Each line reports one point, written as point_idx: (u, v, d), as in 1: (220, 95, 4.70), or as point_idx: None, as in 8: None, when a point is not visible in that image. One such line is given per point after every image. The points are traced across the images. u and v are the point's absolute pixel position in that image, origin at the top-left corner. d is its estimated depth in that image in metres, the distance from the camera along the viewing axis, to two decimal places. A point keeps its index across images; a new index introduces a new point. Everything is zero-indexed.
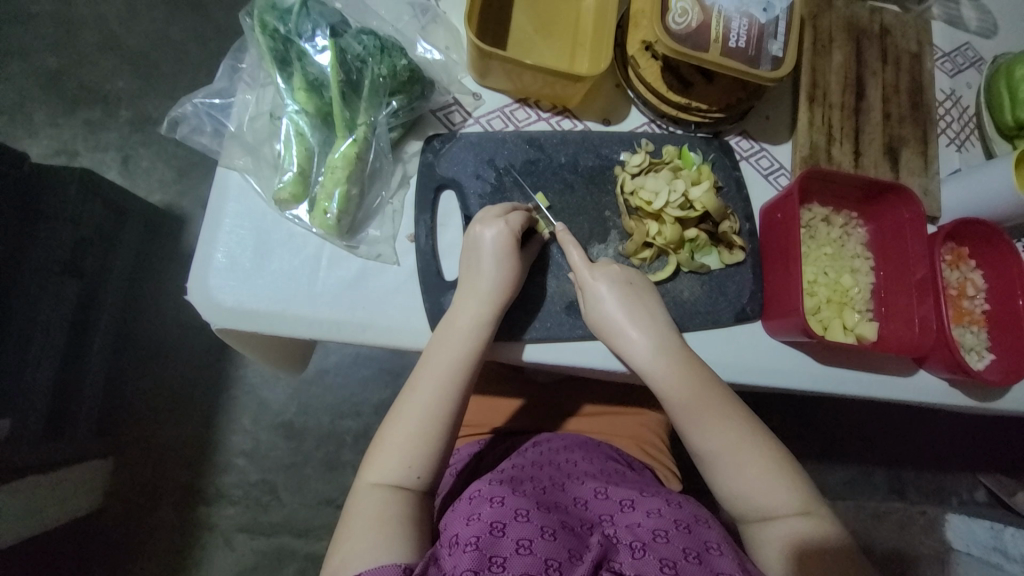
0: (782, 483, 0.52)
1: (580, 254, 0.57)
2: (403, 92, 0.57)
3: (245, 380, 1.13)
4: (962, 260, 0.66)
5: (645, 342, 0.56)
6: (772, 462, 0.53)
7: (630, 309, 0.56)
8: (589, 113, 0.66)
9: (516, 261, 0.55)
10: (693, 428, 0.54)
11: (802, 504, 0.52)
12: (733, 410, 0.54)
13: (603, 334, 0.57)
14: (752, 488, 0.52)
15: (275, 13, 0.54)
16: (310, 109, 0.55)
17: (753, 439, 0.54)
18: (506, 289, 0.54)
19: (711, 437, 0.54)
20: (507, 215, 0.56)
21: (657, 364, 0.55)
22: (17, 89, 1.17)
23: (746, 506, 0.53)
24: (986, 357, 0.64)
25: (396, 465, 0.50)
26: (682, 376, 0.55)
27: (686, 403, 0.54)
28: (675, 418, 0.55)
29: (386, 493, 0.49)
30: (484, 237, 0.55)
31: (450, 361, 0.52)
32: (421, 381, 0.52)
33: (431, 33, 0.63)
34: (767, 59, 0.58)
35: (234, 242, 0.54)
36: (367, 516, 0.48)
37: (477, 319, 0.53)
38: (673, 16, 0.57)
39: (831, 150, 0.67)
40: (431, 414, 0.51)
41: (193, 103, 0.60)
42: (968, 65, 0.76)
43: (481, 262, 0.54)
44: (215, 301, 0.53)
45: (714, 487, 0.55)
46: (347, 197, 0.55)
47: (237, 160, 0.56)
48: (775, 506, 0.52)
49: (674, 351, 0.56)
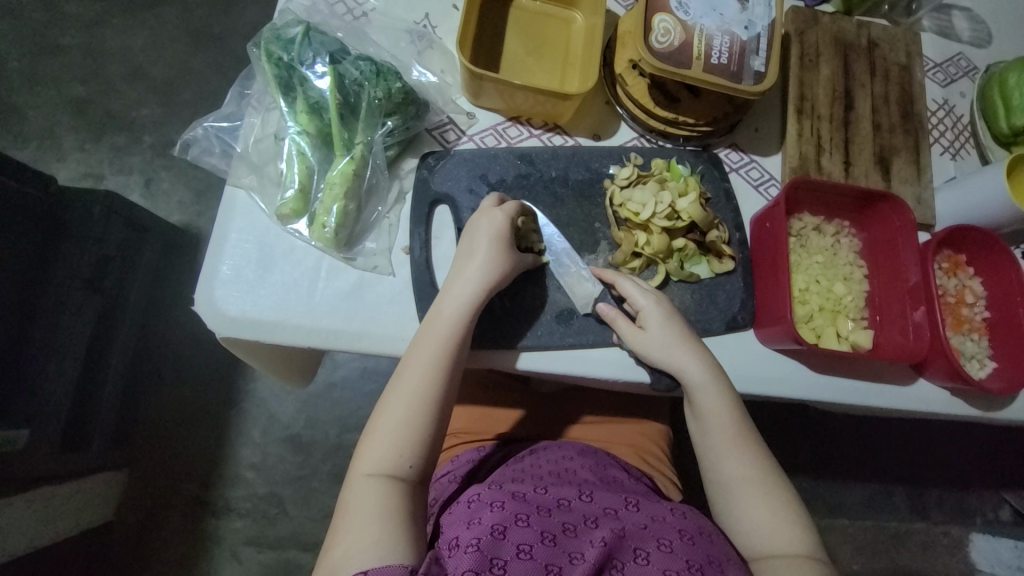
0: (795, 523, 0.54)
1: (633, 282, 0.59)
2: (398, 112, 0.60)
3: (255, 393, 1.16)
4: (959, 268, 0.66)
5: (693, 364, 0.56)
6: (787, 500, 0.55)
7: (674, 336, 0.57)
8: (580, 129, 0.68)
9: (509, 250, 0.57)
10: (723, 453, 0.56)
11: (810, 549, 0.53)
12: (762, 446, 0.57)
13: (646, 355, 0.57)
14: (767, 524, 0.54)
15: (279, 43, 0.58)
16: (311, 130, 0.59)
17: (775, 477, 0.56)
18: (498, 269, 0.56)
19: (740, 467, 0.55)
20: (512, 205, 0.58)
21: (705, 386, 0.56)
22: (47, 117, 1.25)
23: (755, 536, 0.54)
24: (988, 366, 0.63)
25: (390, 454, 0.51)
26: (726, 404, 0.56)
27: (726, 428, 0.56)
28: (707, 441, 0.56)
29: (383, 483, 0.50)
30: (492, 222, 0.57)
31: (437, 348, 0.53)
32: (407, 369, 0.53)
33: (426, 58, 0.66)
34: (749, 74, 0.60)
35: (241, 256, 0.57)
36: (363, 506, 0.49)
37: (462, 298, 0.54)
38: (656, 36, 0.59)
39: (821, 160, 0.69)
40: (416, 402, 0.52)
41: (204, 127, 0.64)
42: (961, 75, 0.77)
43: (480, 241, 0.56)
44: (220, 311, 0.55)
45: (727, 514, 0.56)
46: (345, 211, 0.57)
47: (244, 179, 0.59)
48: (783, 543, 0.53)
49: (719, 376, 0.57)
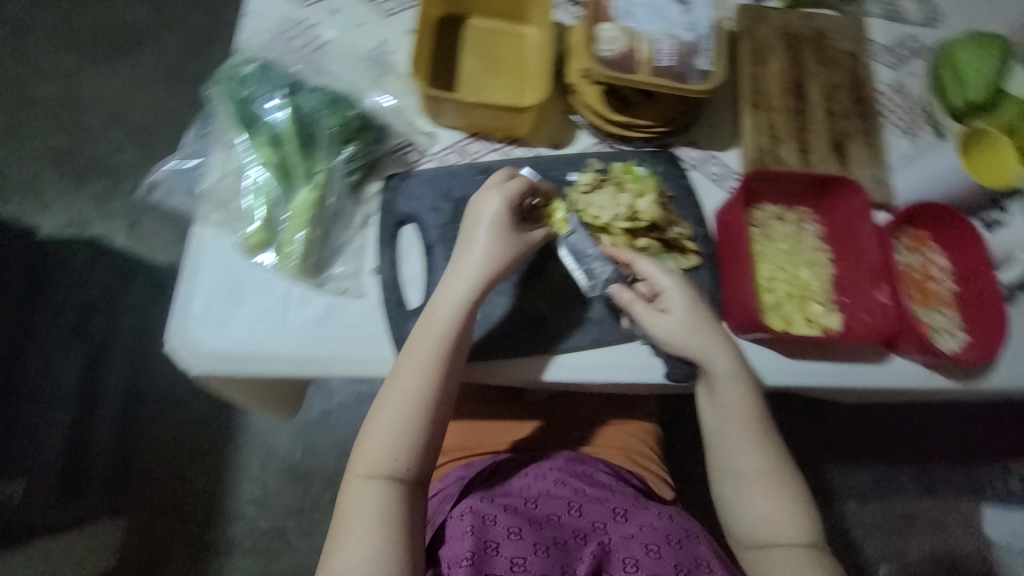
0: (799, 516, 0.57)
1: (652, 261, 0.59)
2: (357, 138, 0.62)
3: (250, 426, 1.16)
4: (922, 244, 0.67)
5: (715, 356, 0.58)
6: (793, 495, 0.58)
7: (694, 324, 0.58)
8: (540, 140, 0.69)
9: (513, 236, 0.57)
10: (737, 447, 0.59)
11: (811, 540, 0.57)
12: (778, 446, 0.59)
13: (665, 341, 0.58)
14: (774, 517, 0.57)
15: (235, 82, 0.61)
16: (272, 162, 0.60)
17: (783, 473, 0.59)
18: (500, 259, 0.56)
19: (752, 460, 0.58)
20: (518, 184, 0.58)
21: (726, 379, 0.58)
22: (29, 169, 1.27)
23: (760, 527, 0.57)
24: (960, 337, 0.64)
25: (385, 458, 0.52)
26: (743, 398, 0.58)
27: (743, 419, 0.58)
28: (725, 433, 0.59)
29: (379, 485, 0.51)
30: (491, 205, 0.57)
31: (433, 346, 0.53)
32: (401, 371, 0.53)
33: (385, 83, 0.68)
34: (695, 74, 0.62)
35: (212, 291, 0.58)
36: (361, 507, 0.51)
37: (459, 291, 0.55)
38: (602, 44, 0.61)
39: (778, 151, 0.70)
40: (408, 405, 0.52)
41: (165, 169, 0.65)
42: (911, 56, 0.79)
43: (479, 232, 0.56)
44: (194, 348, 0.56)
45: (736, 506, 0.59)
46: (311, 238, 0.59)
47: (210, 216, 0.59)
48: (787, 533, 0.56)
49: (741, 370, 0.58)
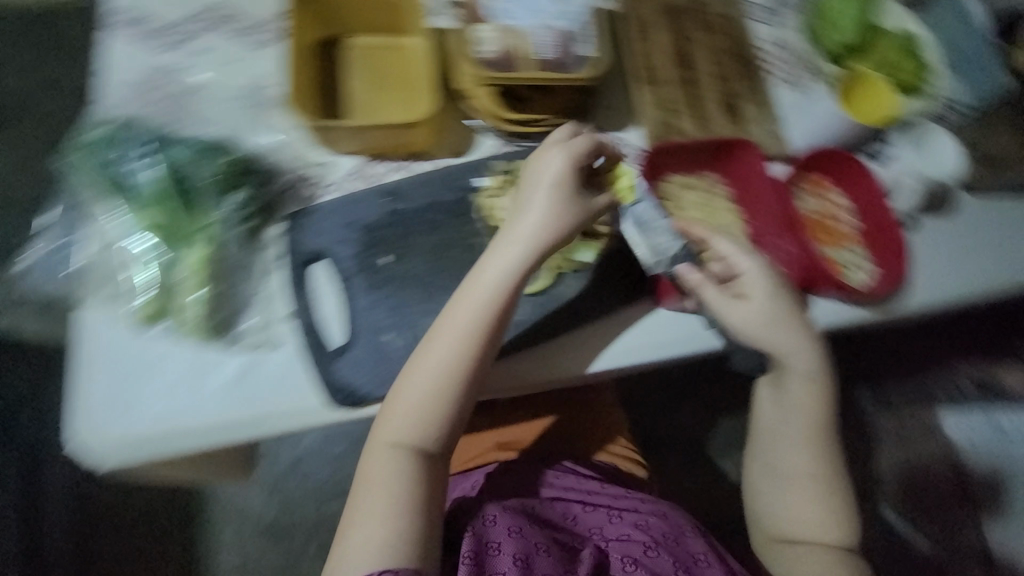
0: (837, 524, 0.61)
1: (732, 243, 0.60)
2: (240, 185, 0.59)
3: (217, 494, 1.09)
4: (821, 187, 0.70)
5: (795, 357, 0.60)
6: (836, 504, 0.62)
7: (768, 319, 0.59)
8: (444, 149, 0.67)
9: (575, 198, 0.56)
10: (793, 448, 0.62)
11: (845, 544, 0.61)
12: (835, 457, 0.63)
13: (733, 323, 0.59)
14: (812, 521, 0.61)
15: (95, 151, 0.59)
16: (152, 225, 0.57)
17: (832, 484, 0.62)
18: (556, 219, 0.55)
19: (807, 464, 0.62)
20: (583, 143, 0.57)
21: (801, 381, 0.61)
22: None
23: (794, 524, 0.62)
24: (870, 271, 0.67)
25: (415, 428, 0.53)
26: (808, 398, 0.61)
27: (805, 420, 0.62)
28: (787, 432, 0.62)
29: (404, 454, 0.52)
30: (554, 164, 0.56)
31: (475, 317, 0.53)
32: (436, 343, 0.53)
33: (268, 119, 0.64)
34: (576, 60, 0.62)
35: (114, 373, 0.54)
36: (384, 473, 0.52)
37: (511, 258, 0.54)
38: (478, 46, 0.62)
39: (678, 122, 0.71)
40: (439, 382, 0.52)
41: (32, 253, 0.60)
42: (784, 7, 0.79)
43: (539, 189, 0.56)
44: (103, 440, 0.52)
45: (775, 502, 0.63)
46: (211, 296, 0.56)
47: (94, 294, 0.56)
48: (824, 535, 0.61)
49: (820, 374, 0.61)
